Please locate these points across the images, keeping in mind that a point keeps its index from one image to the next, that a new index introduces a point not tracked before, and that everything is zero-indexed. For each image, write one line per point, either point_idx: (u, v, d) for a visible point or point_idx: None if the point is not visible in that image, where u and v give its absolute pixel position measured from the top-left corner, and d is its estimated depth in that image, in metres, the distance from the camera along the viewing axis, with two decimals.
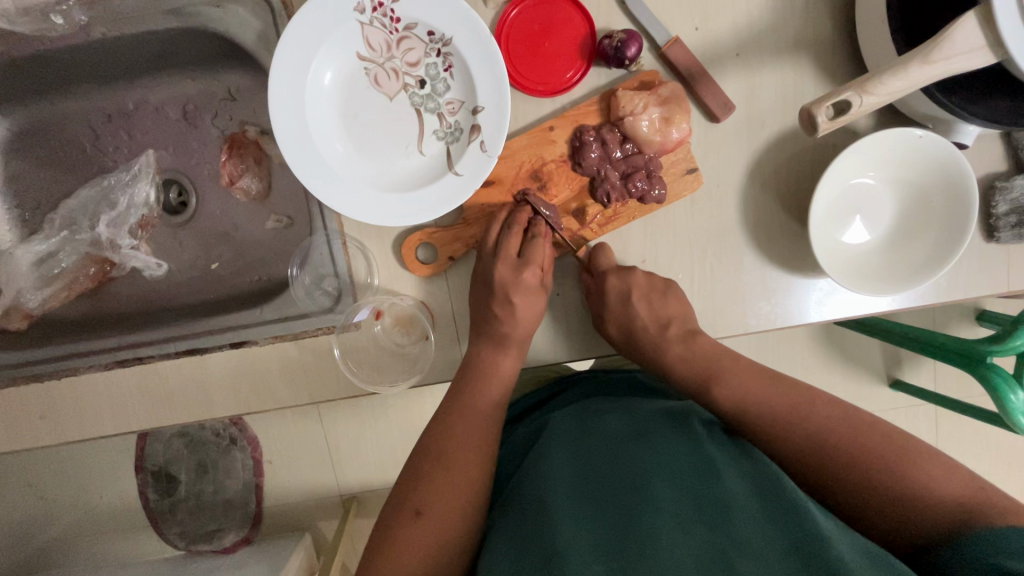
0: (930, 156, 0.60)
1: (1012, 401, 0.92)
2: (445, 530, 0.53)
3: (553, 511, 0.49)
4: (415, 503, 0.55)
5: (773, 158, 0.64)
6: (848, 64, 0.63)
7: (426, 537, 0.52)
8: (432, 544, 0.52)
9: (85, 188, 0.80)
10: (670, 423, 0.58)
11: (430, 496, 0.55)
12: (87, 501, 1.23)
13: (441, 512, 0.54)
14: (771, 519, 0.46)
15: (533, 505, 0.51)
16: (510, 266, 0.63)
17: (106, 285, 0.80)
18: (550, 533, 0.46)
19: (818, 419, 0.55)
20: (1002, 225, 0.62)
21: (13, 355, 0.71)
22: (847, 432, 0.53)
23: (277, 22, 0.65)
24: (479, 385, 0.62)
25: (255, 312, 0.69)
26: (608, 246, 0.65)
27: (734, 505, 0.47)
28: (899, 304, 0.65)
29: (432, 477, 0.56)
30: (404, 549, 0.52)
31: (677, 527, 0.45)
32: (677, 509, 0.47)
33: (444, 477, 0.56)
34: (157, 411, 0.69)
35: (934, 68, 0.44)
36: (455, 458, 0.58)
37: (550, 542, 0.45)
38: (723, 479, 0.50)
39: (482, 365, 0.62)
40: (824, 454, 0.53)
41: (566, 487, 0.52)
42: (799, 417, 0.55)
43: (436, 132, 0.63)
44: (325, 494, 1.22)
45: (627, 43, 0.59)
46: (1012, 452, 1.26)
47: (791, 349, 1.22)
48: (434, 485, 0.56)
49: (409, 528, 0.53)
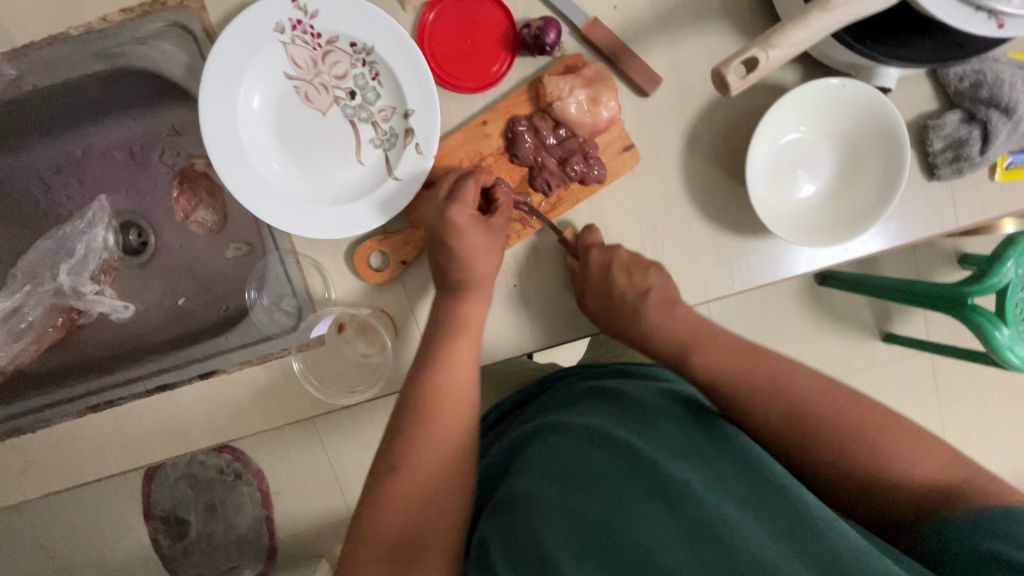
0: (856, 104, 0.61)
1: (999, 337, 0.93)
2: (424, 485, 0.52)
3: (542, 505, 0.49)
4: (390, 461, 0.54)
5: (707, 124, 0.64)
6: (766, 25, 0.63)
7: (401, 499, 0.52)
8: (410, 506, 0.52)
9: (41, 242, 0.80)
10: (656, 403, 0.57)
11: (404, 456, 0.54)
12: (101, 555, 1.23)
13: (417, 471, 0.53)
14: (757, 496, 0.45)
15: (523, 506, 0.51)
16: (436, 207, 0.61)
17: (75, 334, 0.79)
18: (541, 534, 0.47)
19: (790, 385, 0.54)
20: (940, 162, 0.62)
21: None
22: (861, 415, 0.51)
23: (204, 54, 0.65)
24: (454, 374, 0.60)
25: (220, 341, 0.71)
26: (596, 227, 0.64)
27: (717, 482, 0.46)
28: (857, 252, 0.65)
29: (417, 440, 0.55)
30: (387, 503, 0.52)
31: (660, 510, 0.45)
32: (666, 483, 0.46)
33: (421, 440, 0.54)
34: (137, 455, 0.69)
35: (836, 15, 0.45)
36: (446, 420, 0.56)
37: (540, 541, 0.46)
38: (712, 461, 0.49)
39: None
40: (795, 411, 0.52)
41: (553, 480, 0.52)
42: (809, 407, 0.52)
43: (372, 140, 0.63)
44: (336, 515, 1.22)
45: (545, 29, 0.59)
46: (1009, 389, 1.27)
47: (780, 316, 1.22)
48: (413, 445, 0.54)
49: (391, 484, 0.53)
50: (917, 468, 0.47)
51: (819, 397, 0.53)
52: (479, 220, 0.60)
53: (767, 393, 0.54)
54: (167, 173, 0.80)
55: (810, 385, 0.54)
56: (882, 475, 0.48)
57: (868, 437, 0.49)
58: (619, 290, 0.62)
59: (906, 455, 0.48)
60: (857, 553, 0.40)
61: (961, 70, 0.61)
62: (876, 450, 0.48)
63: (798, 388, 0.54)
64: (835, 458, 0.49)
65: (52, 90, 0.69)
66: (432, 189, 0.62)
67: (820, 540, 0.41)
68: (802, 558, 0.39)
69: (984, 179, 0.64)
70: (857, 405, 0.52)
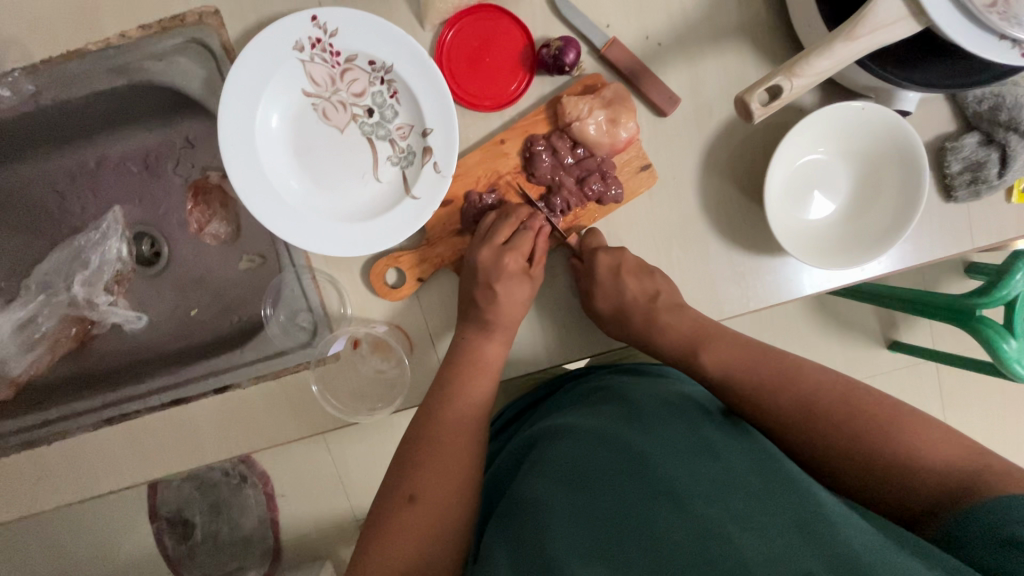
0: (876, 125, 0.61)
1: (1006, 349, 0.93)
2: (432, 514, 0.53)
3: (551, 505, 0.49)
4: (408, 488, 0.55)
5: (725, 144, 0.64)
6: (785, 45, 0.63)
7: (416, 522, 0.53)
8: (426, 529, 0.53)
9: (56, 251, 0.80)
10: (666, 405, 0.58)
11: (421, 480, 0.55)
12: (106, 556, 1.23)
13: (432, 494, 0.54)
14: (769, 499, 0.44)
15: (531, 506, 0.51)
16: (491, 250, 0.62)
17: (89, 343, 0.80)
18: (550, 532, 0.47)
19: (802, 385, 0.55)
20: (957, 184, 0.62)
21: (15, 422, 0.72)
22: (868, 409, 0.52)
23: (221, 69, 0.65)
24: (467, 392, 0.60)
25: (233, 355, 0.70)
26: (597, 232, 0.65)
27: (729, 481, 0.46)
28: (872, 272, 0.65)
29: (430, 464, 0.56)
30: (398, 533, 0.52)
31: (672, 509, 0.45)
32: (675, 488, 0.46)
33: (434, 461, 0.56)
34: (150, 465, 0.70)
35: (861, 43, 0.45)
36: (452, 445, 0.57)
37: (548, 538, 0.46)
38: (722, 459, 0.49)
39: (472, 367, 0.61)
40: (801, 405, 0.54)
41: (562, 480, 0.51)
42: (817, 401, 0.54)
43: (389, 157, 0.63)
44: (340, 520, 1.22)
45: (565, 50, 0.59)
46: (1013, 400, 1.27)
47: (787, 324, 1.22)
48: (428, 467, 0.56)
49: (401, 514, 0.53)
50: (936, 454, 0.47)
51: (827, 392, 0.54)
52: (523, 270, 0.63)
53: (775, 389, 0.55)
54: (181, 183, 0.80)
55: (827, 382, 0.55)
56: (895, 469, 0.48)
57: (883, 430, 0.50)
58: (631, 309, 0.64)
59: (911, 442, 0.48)
60: (867, 545, 0.39)
61: (980, 92, 0.61)
62: (879, 438, 0.49)
63: (807, 389, 0.55)
64: (848, 449, 0.50)
65: (69, 103, 0.69)
66: (483, 231, 0.63)
67: (830, 534, 0.40)
68: (811, 548, 0.39)
69: (1001, 201, 0.64)
70: (871, 397, 0.53)
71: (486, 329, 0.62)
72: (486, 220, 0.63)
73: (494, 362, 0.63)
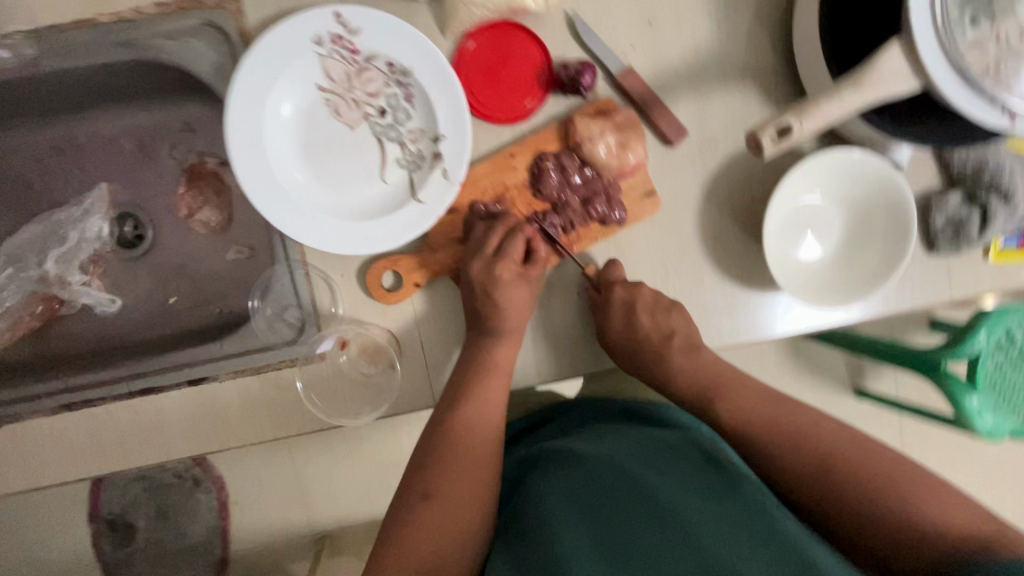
0: (872, 177, 0.64)
1: (968, 404, 0.95)
2: (454, 513, 0.54)
3: (557, 526, 0.50)
4: (423, 486, 0.56)
5: (727, 179, 0.66)
6: (788, 92, 0.66)
7: (433, 519, 0.53)
8: (439, 525, 0.52)
9: (33, 224, 0.77)
10: (673, 447, 0.58)
11: (439, 481, 0.56)
12: (34, 558, 1.14)
13: (451, 495, 0.55)
14: (772, 538, 0.44)
15: (537, 526, 0.51)
16: (483, 261, 0.62)
17: (54, 324, 0.75)
18: (555, 548, 0.47)
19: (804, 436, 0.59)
20: (940, 238, 0.65)
21: None
22: (877, 470, 0.54)
23: (235, 56, 0.64)
24: (460, 405, 0.59)
25: (211, 346, 0.66)
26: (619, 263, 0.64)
27: (731, 521, 0.46)
28: (856, 315, 0.67)
29: (443, 473, 0.56)
30: (417, 529, 0.52)
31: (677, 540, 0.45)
32: (679, 523, 0.46)
33: (453, 467, 0.57)
34: (108, 458, 0.66)
35: (868, 93, 0.47)
36: (469, 450, 0.58)
37: (552, 553, 0.47)
38: (726, 501, 0.49)
39: (464, 379, 0.60)
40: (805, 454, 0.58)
41: (569, 505, 0.52)
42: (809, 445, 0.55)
43: (398, 160, 0.63)
44: (296, 533, 1.17)
45: (582, 72, 0.61)
46: (968, 453, 1.31)
47: (762, 363, 1.23)
48: (444, 473, 0.56)
49: (417, 514, 0.54)
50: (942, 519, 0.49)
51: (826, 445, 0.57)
52: (522, 276, 0.63)
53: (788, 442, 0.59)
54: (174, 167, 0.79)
55: (826, 437, 0.58)
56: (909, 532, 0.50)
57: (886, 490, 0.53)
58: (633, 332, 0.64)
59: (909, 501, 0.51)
60: None
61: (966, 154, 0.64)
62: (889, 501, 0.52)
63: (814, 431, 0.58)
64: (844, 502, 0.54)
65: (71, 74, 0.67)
66: (475, 242, 0.63)
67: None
68: None
69: (977, 259, 0.68)
70: (862, 454, 0.56)
71: (478, 341, 0.61)
72: (476, 232, 0.63)
73: (491, 375, 0.61)
